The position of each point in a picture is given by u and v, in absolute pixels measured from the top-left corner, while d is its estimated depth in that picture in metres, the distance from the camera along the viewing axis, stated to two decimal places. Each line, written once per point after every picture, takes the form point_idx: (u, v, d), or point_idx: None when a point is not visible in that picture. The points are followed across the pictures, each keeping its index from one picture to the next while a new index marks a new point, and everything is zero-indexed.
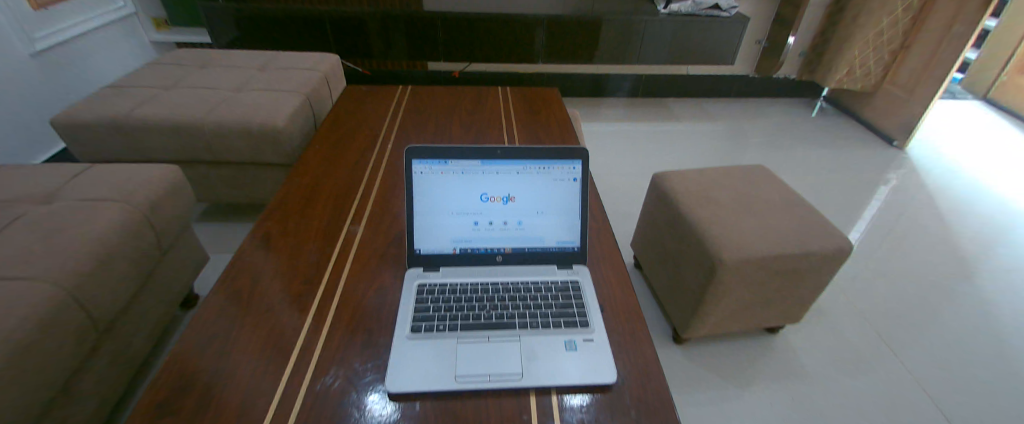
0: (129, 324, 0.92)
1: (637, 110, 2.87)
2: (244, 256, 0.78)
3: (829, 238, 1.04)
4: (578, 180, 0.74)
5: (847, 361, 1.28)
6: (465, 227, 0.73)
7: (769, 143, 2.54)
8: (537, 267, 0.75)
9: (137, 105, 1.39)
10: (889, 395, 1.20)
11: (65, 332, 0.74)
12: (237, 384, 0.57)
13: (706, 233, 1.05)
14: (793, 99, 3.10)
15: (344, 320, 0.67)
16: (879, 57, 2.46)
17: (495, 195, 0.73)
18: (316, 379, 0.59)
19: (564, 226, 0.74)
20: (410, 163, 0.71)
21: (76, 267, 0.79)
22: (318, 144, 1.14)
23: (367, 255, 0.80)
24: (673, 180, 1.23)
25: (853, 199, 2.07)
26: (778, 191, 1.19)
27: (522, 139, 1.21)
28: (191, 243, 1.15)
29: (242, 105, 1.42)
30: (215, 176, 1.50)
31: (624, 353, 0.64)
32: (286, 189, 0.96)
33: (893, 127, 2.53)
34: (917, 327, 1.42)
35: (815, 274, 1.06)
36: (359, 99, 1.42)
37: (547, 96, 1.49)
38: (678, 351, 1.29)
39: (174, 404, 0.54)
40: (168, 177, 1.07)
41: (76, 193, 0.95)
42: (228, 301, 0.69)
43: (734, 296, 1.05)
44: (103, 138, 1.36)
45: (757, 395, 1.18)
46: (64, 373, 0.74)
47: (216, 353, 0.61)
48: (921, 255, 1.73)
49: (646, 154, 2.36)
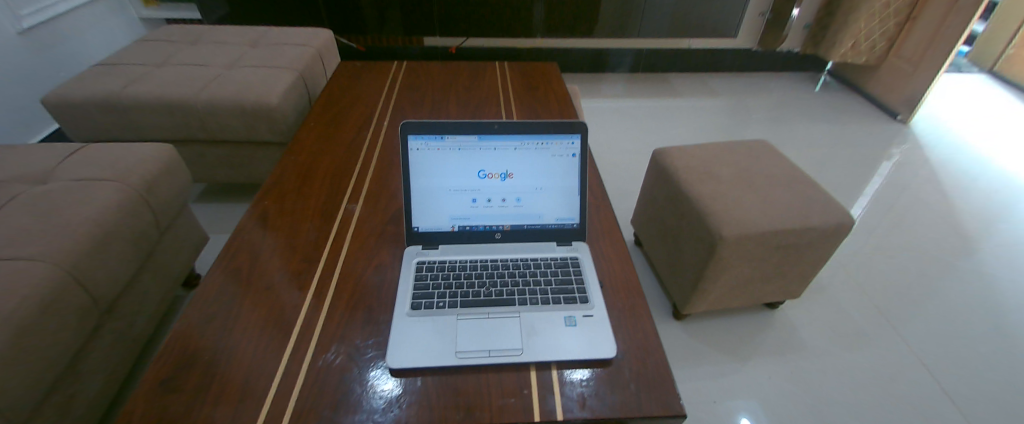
0: (131, 305, 0.92)
1: (637, 85, 2.82)
2: (242, 235, 0.78)
3: (830, 212, 1.04)
4: (577, 156, 0.73)
5: (843, 335, 1.30)
6: (463, 204, 0.73)
7: (772, 118, 2.50)
8: (536, 245, 0.74)
9: (128, 83, 1.36)
10: (883, 368, 1.22)
11: (67, 312, 0.74)
12: (239, 361, 0.58)
13: (706, 209, 1.05)
14: (797, 73, 3.04)
15: (344, 297, 0.68)
16: (885, 29, 2.41)
17: (493, 172, 0.72)
18: (318, 355, 0.59)
19: (563, 203, 0.74)
20: (405, 140, 0.69)
21: (73, 247, 0.79)
22: (313, 122, 1.12)
23: (365, 233, 0.79)
24: (673, 156, 1.22)
25: (855, 175, 2.05)
26: (779, 166, 1.18)
27: (520, 115, 1.19)
28: (190, 223, 1.15)
29: (235, 83, 1.40)
30: (211, 156, 1.48)
31: (624, 329, 0.64)
32: (282, 167, 0.95)
33: (898, 101, 2.49)
34: (914, 301, 1.43)
35: (815, 249, 1.06)
36: (354, 75, 1.39)
37: (546, 71, 1.46)
38: (678, 327, 1.30)
39: (178, 381, 0.55)
40: (163, 156, 1.06)
41: (70, 173, 0.94)
42: (227, 279, 0.69)
43: (734, 272, 1.06)
44: (96, 118, 1.34)
45: (754, 368, 1.20)
46: (69, 351, 0.75)
47: (218, 330, 0.62)
48: (920, 230, 1.74)
49: (647, 130, 2.33)
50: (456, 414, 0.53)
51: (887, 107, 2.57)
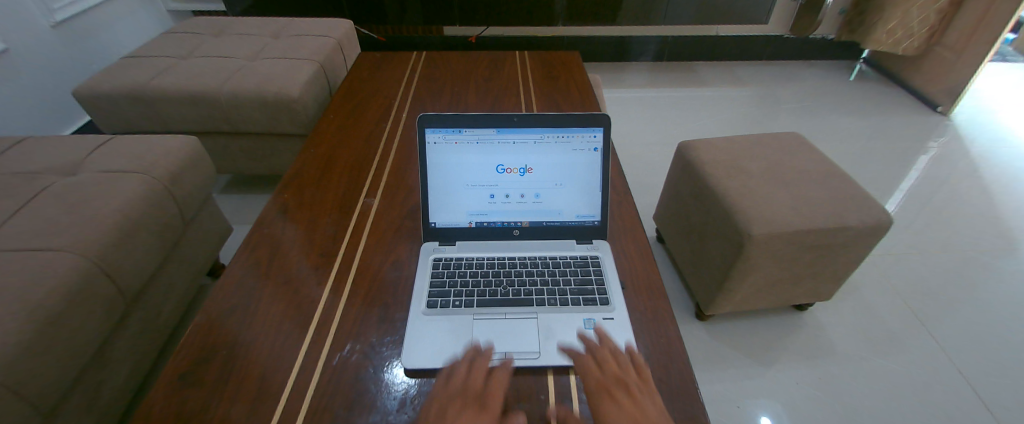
0: (157, 295, 0.95)
1: (660, 75, 2.74)
2: (262, 228, 0.78)
3: (868, 210, 0.98)
4: (599, 150, 0.70)
5: (878, 340, 1.24)
6: (480, 200, 0.71)
7: (803, 109, 2.39)
8: (555, 242, 0.72)
9: (154, 75, 1.39)
10: (921, 376, 1.15)
11: (95, 302, 0.76)
12: (257, 356, 0.58)
13: (734, 206, 1.00)
14: (830, 61, 2.90)
15: (360, 293, 0.67)
16: (925, 16, 2.21)
17: (511, 167, 0.70)
18: (334, 352, 0.59)
19: (584, 199, 0.71)
20: (422, 132, 0.68)
21: (98, 237, 0.80)
22: (332, 114, 1.11)
23: (382, 228, 0.78)
24: (700, 148, 1.18)
25: (892, 168, 1.94)
26: (813, 161, 1.12)
27: (540, 106, 1.16)
28: (214, 215, 1.17)
29: (256, 74, 1.41)
30: (235, 147, 1.50)
31: (646, 333, 0.62)
32: (302, 159, 0.94)
33: (939, 91, 2.35)
34: (955, 305, 1.35)
35: (851, 249, 1.00)
36: (373, 66, 1.38)
37: (567, 60, 1.42)
38: (701, 327, 1.27)
39: (198, 374, 0.56)
40: (187, 147, 1.08)
41: (97, 165, 0.97)
42: (247, 272, 0.70)
43: (763, 272, 1.01)
44: (124, 110, 1.37)
45: (779, 371, 1.16)
46: (97, 341, 0.77)
47: (238, 324, 0.62)
48: (963, 229, 1.63)
49: (670, 121, 2.26)
50: (457, 381, 0.53)
51: (928, 97, 2.42)
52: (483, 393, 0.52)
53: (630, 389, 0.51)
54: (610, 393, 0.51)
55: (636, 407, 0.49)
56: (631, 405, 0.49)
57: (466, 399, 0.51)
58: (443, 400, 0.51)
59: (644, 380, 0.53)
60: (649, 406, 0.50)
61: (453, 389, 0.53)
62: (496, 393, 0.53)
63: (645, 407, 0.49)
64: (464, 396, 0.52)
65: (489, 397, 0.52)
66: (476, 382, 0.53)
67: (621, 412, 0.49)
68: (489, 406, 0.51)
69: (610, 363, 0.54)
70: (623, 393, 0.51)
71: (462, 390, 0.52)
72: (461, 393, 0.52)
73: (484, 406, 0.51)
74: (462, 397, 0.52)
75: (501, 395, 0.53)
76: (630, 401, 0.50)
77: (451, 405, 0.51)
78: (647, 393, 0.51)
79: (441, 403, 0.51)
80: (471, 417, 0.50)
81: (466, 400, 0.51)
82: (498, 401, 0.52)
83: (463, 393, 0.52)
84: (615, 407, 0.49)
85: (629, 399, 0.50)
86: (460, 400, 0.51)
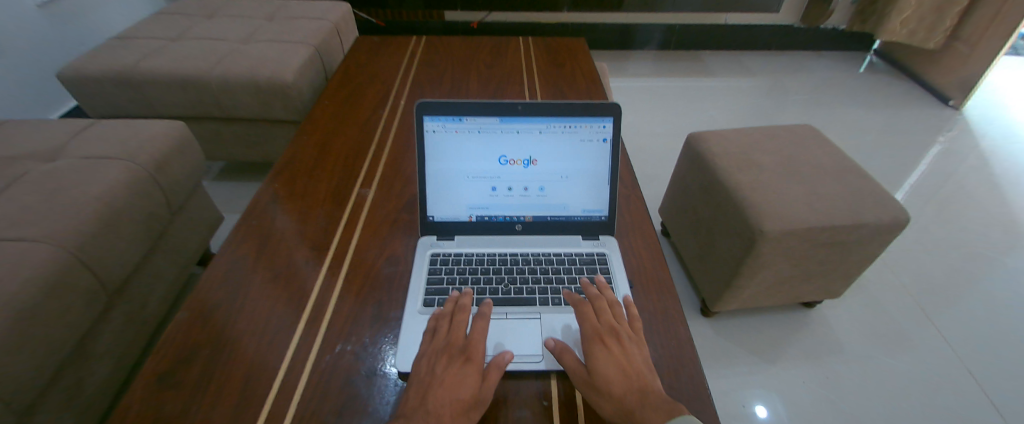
0: (142, 285, 0.91)
1: (666, 64, 2.67)
2: (251, 219, 0.74)
3: (884, 207, 0.94)
4: (608, 141, 0.65)
5: (888, 339, 1.21)
6: (481, 192, 0.67)
7: (812, 101, 2.33)
8: (559, 238, 0.68)
9: (142, 57, 1.34)
10: (931, 376, 1.12)
11: (73, 295, 0.73)
12: (242, 356, 0.55)
13: (745, 200, 0.96)
14: (840, 52, 2.83)
15: (353, 290, 0.63)
16: (941, 6, 2.15)
17: (515, 158, 0.66)
18: (323, 354, 0.55)
19: (591, 193, 0.67)
20: (420, 120, 0.63)
21: (77, 227, 0.77)
22: (327, 100, 1.06)
23: (378, 220, 0.75)
24: (710, 140, 1.13)
25: (903, 163, 1.90)
26: (827, 154, 1.08)
27: (544, 94, 1.11)
28: (203, 203, 1.13)
29: (249, 58, 1.36)
30: (227, 134, 1.46)
31: (655, 335, 0.58)
32: (294, 147, 0.90)
33: (951, 84, 2.29)
34: (967, 303, 1.32)
35: (864, 247, 0.96)
36: (371, 51, 1.33)
37: (572, 46, 1.37)
38: (706, 324, 1.24)
39: (178, 376, 0.52)
40: (174, 134, 1.04)
41: (80, 151, 0.93)
42: (234, 265, 0.66)
43: (773, 270, 0.97)
44: (112, 94, 1.32)
45: (785, 369, 1.13)
46: (76, 335, 0.74)
47: (222, 321, 0.58)
48: (976, 226, 1.59)
49: (675, 112, 2.21)
50: (441, 338, 0.53)
51: (939, 91, 2.36)
52: (465, 345, 0.52)
53: (621, 339, 0.52)
54: (603, 341, 0.52)
55: (624, 356, 0.51)
56: (620, 354, 0.51)
57: (450, 354, 0.51)
58: (430, 358, 0.51)
59: (636, 331, 0.54)
60: (637, 356, 0.51)
61: (438, 346, 0.52)
62: (479, 342, 0.52)
63: (632, 357, 0.51)
64: (448, 352, 0.51)
65: (470, 347, 0.51)
66: (457, 336, 0.53)
67: (610, 359, 0.51)
68: (472, 355, 0.51)
69: (607, 315, 0.55)
70: (615, 342, 0.52)
71: (445, 347, 0.52)
72: (444, 349, 0.52)
73: (467, 357, 0.50)
74: (445, 353, 0.51)
75: (483, 343, 0.52)
76: (619, 350, 0.51)
77: (437, 363, 0.51)
78: (636, 344, 0.53)
79: (428, 361, 0.51)
80: (457, 372, 0.49)
81: (450, 356, 0.51)
82: (482, 349, 0.51)
83: (446, 350, 0.52)
84: (606, 354, 0.51)
85: (620, 349, 0.52)
86: (444, 357, 0.51)
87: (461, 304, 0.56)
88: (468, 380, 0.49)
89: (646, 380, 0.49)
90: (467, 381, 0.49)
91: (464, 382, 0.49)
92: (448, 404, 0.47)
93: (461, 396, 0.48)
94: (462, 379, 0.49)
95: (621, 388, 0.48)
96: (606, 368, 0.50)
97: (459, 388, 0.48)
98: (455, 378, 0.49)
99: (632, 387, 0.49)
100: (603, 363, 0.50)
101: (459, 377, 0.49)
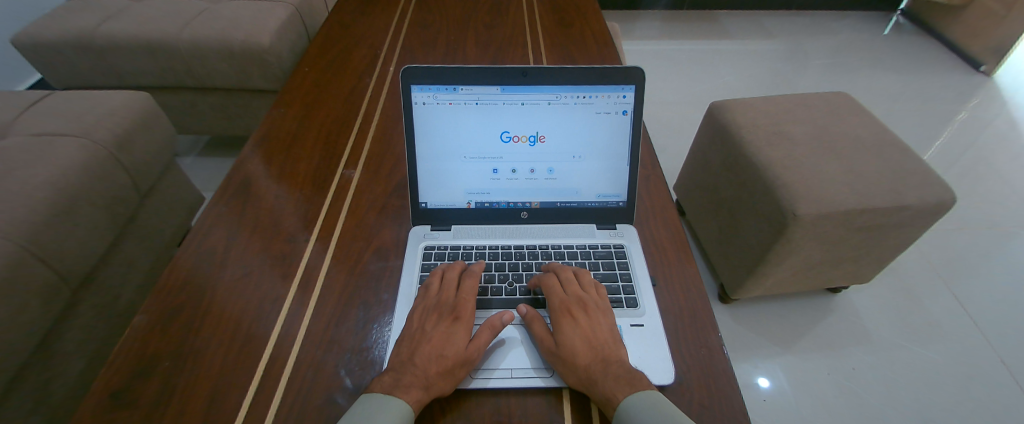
0: (107, 278, 0.86)
1: (677, 25, 2.50)
2: (219, 203, 0.65)
3: (928, 188, 0.85)
4: (628, 114, 0.55)
5: (914, 326, 1.14)
6: (481, 175, 0.58)
7: (835, 66, 2.18)
8: (571, 228, 0.60)
9: (104, 18, 1.22)
10: (958, 367, 1.05)
11: (27, 292, 0.67)
12: (205, 370, 0.47)
13: (773, 180, 0.88)
14: (865, 12, 2.63)
15: (335, 289, 0.55)
16: None
17: (519, 135, 0.56)
18: (300, 371, 0.47)
19: (606, 176, 0.58)
20: (408, 91, 0.54)
21: (27, 216, 0.70)
22: (307, 66, 0.95)
23: (363, 206, 0.66)
24: (734, 111, 1.03)
25: (930, 131, 1.77)
26: (864, 127, 0.98)
27: (551, 59, 0.99)
28: (172, 184, 1.05)
29: (221, 19, 1.23)
30: (205, 106, 1.35)
31: (683, 341, 0.50)
32: (270, 120, 0.81)
33: (983, 49, 2.13)
34: (997, 286, 1.23)
35: (902, 230, 0.88)
36: (358, 10, 1.20)
37: (580, 4, 1.23)
38: (723, 310, 1.18)
39: (133, 393, 0.45)
40: (137, 109, 0.96)
41: (33, 129, 0.85)
42: (200, 259, 0.58)
43: (802, 255, 0.89)
44: (73, 62, 1.22)
45: (800, 357, 1.08)
46: (33, 334, 0.69)
47: (185, 327, 0.51)
48: (1009, 201, 1.48)
49: (688, 78, 2.06)
50: (433, 295, 0.51)
51: (968, 55, 2.20)
52: (457, 304, 0.49)
53: (588, 310, 0.49)
54: (569, 312, 0.48)
55: (592, 327, 0.48)
56: (586, 324, 0.48)
57: (440, 312, 0.49)
58: (421, 314, 0.49)
59: (604, 300, 0.51)
60: (604, 326, 0.48)
61: (429, 302, 0.50)
62: (470, 302, 0.50)
63: (599, 327, 0.48)
64: (438, 310, 0.49)
65: (461, 306, 0.49)
66: (448, 294, 0.50)
67: (576, 330, 0.47)
68: (462, 315, 0.48)
69: (575, 286, 0.51)
70: (582, 313, 0.49)
71: (436, 305, 0.50)
72: (435, 307, 0.49)
73: (457, 316, 0.48)
74: (436, 311, 0.49)
75: (474, 305, 0.49)
76: (586, 321, 0.48)
77: (426, 320, 0.48)
78: (605, 314, 0.49)
79: (419, 316, 0.49)
80: (446, 331, 0.47)
81: (439, 314, 0.49)
82: (472, 310, 0.49)
83: (437, 307, 0.49)
84: (572, 325, 0.47)
85: (586, 320, 0.48)
86: (434, 314, 0.49)
87: (455, 270, 0.53)
88: (456, 338, 0.46)
89: (612, 351, 0.46)
90: (456, 339, 0.46)
91: (452, 340, 0.46)
92: (435, 360, 0.44)
93: (448, 353, 0.45)
94: (451, 337, 0.46)
95: (585, 359, 0.45)
96: (572, 339, 0.46)
97: (448, 345, 0.45)
98: (443, 335, 0.46)
99: (597, 357, 0.45)
100: (568, 334, 0.46)
101: (447, 335, 0.46)
